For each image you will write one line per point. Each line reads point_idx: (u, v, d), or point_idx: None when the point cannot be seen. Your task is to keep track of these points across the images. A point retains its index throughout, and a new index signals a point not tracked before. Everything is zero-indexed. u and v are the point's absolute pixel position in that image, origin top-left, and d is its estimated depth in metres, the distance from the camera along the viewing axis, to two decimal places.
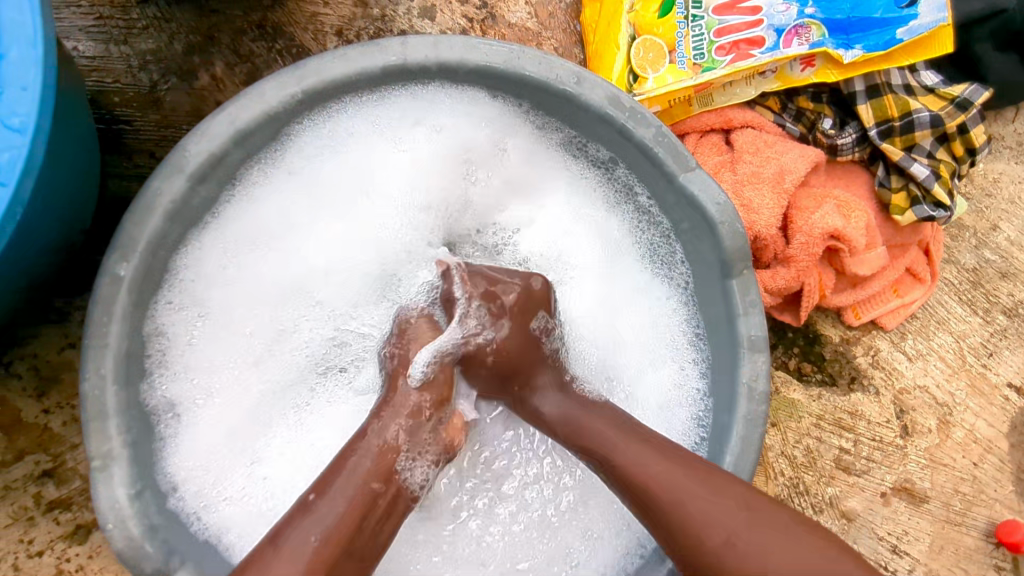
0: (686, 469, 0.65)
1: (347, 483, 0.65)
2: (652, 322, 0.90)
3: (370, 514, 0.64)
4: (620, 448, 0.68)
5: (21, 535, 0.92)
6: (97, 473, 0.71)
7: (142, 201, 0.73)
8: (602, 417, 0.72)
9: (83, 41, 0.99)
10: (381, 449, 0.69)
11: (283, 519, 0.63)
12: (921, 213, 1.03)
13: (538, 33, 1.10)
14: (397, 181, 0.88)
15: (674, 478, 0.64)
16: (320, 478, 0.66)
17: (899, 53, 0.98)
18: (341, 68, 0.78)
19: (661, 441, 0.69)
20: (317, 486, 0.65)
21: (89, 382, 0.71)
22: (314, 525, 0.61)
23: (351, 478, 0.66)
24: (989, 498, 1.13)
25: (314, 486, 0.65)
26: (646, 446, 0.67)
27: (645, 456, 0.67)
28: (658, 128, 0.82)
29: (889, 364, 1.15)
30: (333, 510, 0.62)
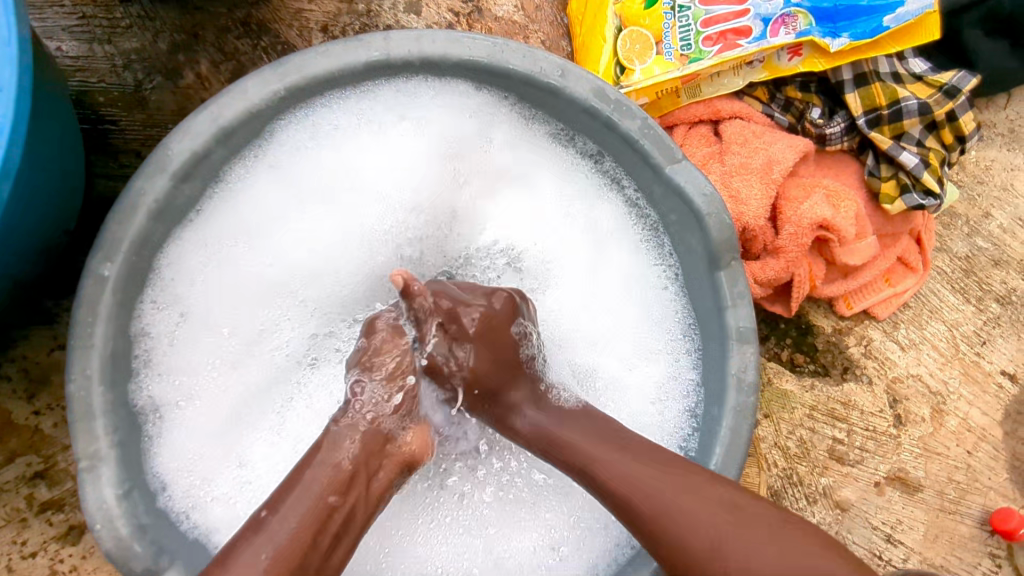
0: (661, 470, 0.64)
1: (300, 499, 0.62)
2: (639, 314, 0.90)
3: (319, 537, 0.60)
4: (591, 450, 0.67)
5: (13, 536, 0.92)
6: (84, 473, 0.71)
7: (124, 201, 0.72)
8: (585, 428, 0.70)
9: (66, 41, 0.98)
10: (336, 464, 0.65)
11: (231, 540, 0.61)
12: (911, 202, 1.03)
13: (525, 26, 1.09)
14: (382, 177, 0.88)
15: (655, 483, 0.63)
16: (274, 493, 0.64)
17: (886, 40, 0.98)
18: (323, 64, 0.77)
19: (639, 444, 0.68)
20: (270, 500, 0.62)
21: (75, 383, 0.71)
22: (264, 543, 0.59)
23: (294, 510, 0.61)
24: (983, 486, 1.13)
25: (268, 502, 0.63)
26: (621, 450, 0.67)
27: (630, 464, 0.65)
28: (644, 120, 0.82)
29: (881, 354, 1.15)
30: (284, 526, 0.60)
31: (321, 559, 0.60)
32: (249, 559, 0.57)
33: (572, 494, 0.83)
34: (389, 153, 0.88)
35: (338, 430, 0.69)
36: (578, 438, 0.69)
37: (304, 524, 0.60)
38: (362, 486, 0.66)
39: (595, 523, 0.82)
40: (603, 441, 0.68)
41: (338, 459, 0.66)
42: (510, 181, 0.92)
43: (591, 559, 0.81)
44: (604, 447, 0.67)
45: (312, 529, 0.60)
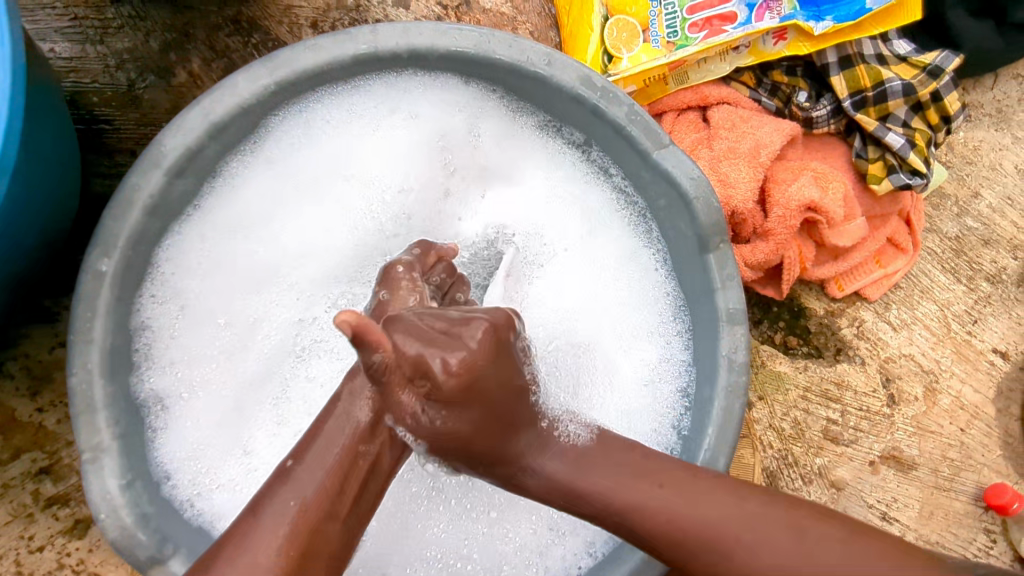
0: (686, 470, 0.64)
1: (326, 453, 0.62)
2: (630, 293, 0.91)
3: (343, 491, 0.61)
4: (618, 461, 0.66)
5: (20, 532, 0.93)
6: (88, 465, 0.72)
7: (120, 196, 0.74)
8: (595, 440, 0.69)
9: (58, 42, 0.99)
10: (355, 418, 0.64)
11: (262, 486, 0.62)
12: (898, 181, 1.04)
13: (513, 17, 1.10)
14: (373, 169, 0.89)
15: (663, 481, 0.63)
16: (301, 443, 0.64)
17: (869, 22, 1.00)
18: (312, 58, 0.78)
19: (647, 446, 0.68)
20: (294, 448, 0.63)
21: (76, 376, 0.73)
22: (293, 491, 0.60)
23: (313, 467, 0.61)
24: (977, 463, 1.15)
25: (295, 450, 0.64)
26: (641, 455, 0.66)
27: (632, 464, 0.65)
28: (630, 107, 0.82)
29: (874, 335, 1.16)
30: (312, 477, 0.61)
31: (351, 503, 0.62)
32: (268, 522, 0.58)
33: None
34: (381, 146, 0.89)
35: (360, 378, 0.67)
36: (586, 446, 0.68)
37: (331, 475, 0.61)
38: (389, 426, 0.65)
39: None
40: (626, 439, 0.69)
41: (357, 413, 0.64)
42: (501, 170, 0.93)
43: (590, 539, 0.83)
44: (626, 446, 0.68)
45: (336, 483, 0.61)
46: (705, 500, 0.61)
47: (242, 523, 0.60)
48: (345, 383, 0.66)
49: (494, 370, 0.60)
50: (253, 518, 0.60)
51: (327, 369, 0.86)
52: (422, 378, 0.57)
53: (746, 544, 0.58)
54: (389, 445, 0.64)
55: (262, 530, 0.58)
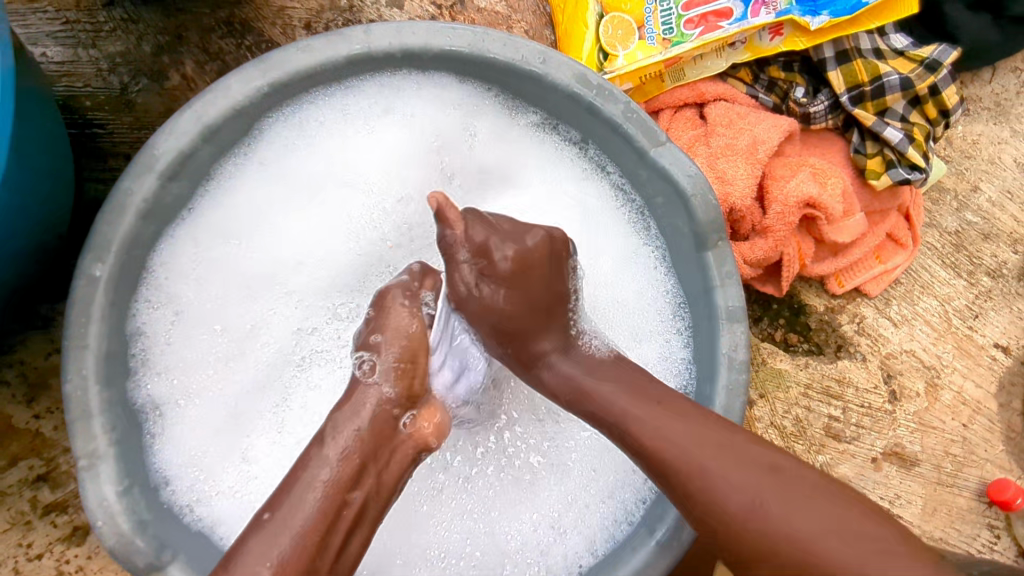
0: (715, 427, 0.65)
1: (304, 498, 0.62)
2: (630, 290, 0.90)
3: (326, 535, 0.61)
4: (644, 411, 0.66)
5: (18, 540, 0.93)
6: (84, 472, 0.72)
7: (113, 201, 0.73)
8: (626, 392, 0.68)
9: (51, 46, 0.99)
10: (337, 462, 0.64)
11: (239, 534, 0.60)
12: (897, 176, 1.03)
13: (508, 16, 1.10)
14: (369, 170, 0.88)
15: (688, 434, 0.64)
16: (275, 493, 0.63)
17: (866, 16, 0.99)
18: (305, 59, 0.78)
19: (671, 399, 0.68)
20: (269, 498, 0.62)
21: (71, 383, 0.72)
22: (267, 550, 0.58)
23: (293, 511, 0.61)
24: (980, 459, 1.14)
25: (269, 503, 0.62)
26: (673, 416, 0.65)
27: (676, 427, 0.64)
28: (627, 104, 0.82)
29: (875, 331, 1.15)
30: (287, 529, 0.60)
31: (333, 559, 0.61)
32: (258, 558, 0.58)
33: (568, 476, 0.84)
34: (375, 147, 0.88)
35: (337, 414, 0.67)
36: (613, 389, 0.69)
37: (312, 525, 0.60)
38: (372, 476, 0.66)
39: (592, 502, 0.83)
40: (640, 395, 0.68)
41: (333, 461, 0.64)
42: (497, 168, 0.92)
43: (591, 535, 0.82)
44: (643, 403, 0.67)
45: (320, 528, 0.60)
46: (724, 458, 0.61)
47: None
48: (330, 417, 0.67)
49: (546, 275, 0.75)
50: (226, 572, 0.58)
51: (327, 377, 0.85)
52: (480, 255, 0.72)
53: (762, 506, 0.59)
54: (386, 465, 0.67)
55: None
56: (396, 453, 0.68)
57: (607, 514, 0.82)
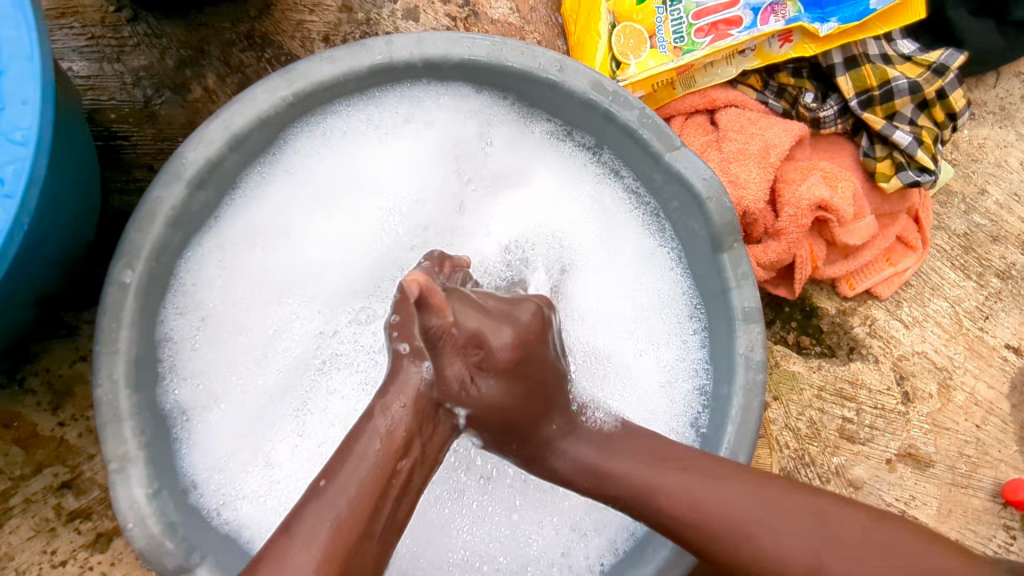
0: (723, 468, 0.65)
1: (359, 466, 0.60)
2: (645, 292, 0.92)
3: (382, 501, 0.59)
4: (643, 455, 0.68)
5: (43, 547, 0.94)
6: (115, 475, 0.73)
7: (144, 209, 0.75)
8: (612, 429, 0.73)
9: (77, 61, 1.01)
10: (390, 431, 0.62)
11: (296, 502, 0.59)
12: (907, 179, 1.05)
13: (521, 27, 1.12)
14: (388, 178, 0.90)
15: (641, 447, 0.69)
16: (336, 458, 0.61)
17: (874, 21, 1.01)
18: (328, 69, 0.80)
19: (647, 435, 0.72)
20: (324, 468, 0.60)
21: (102, 387, 0.73)
22: (327, 511, 0.57)
23: (351, 477, 0.59)
24: (994, 459, 1.15)
25: (324, 470, 0.60)
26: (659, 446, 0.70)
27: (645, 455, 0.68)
28: (641, 110, 0.84)
29: (886, 333, 1.16)
30: (345, 494, 0.58)
31: (385, 522, 0.59)
32: (312, 527, 0.56)
33: None
34: (394, 155, 0.90)
35: (385, 394, 0.64)
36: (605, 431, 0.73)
37: (366, 493, 0.58)
38: (419, 445, 0.63)
39: (613, 502, 0.84)
40: (629, 438, 0.72)
41: (391, 427, 0.62)
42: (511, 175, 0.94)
43: (611, 536, 0.83)
44: (631, 443, 0.70)
45: (376, 498, 0.59)
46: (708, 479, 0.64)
47: (274, 546, 0.56)
48: (377, 397, 0.64)
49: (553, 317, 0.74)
50: (284, 540, 0.56)
51: (347, 381, 0.86)
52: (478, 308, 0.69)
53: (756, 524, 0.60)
54: (430, 438, 0.65)
55: (299, 545, 0.55)
56: (439, 428, 0.66)
57: (629, 512, 0.84)
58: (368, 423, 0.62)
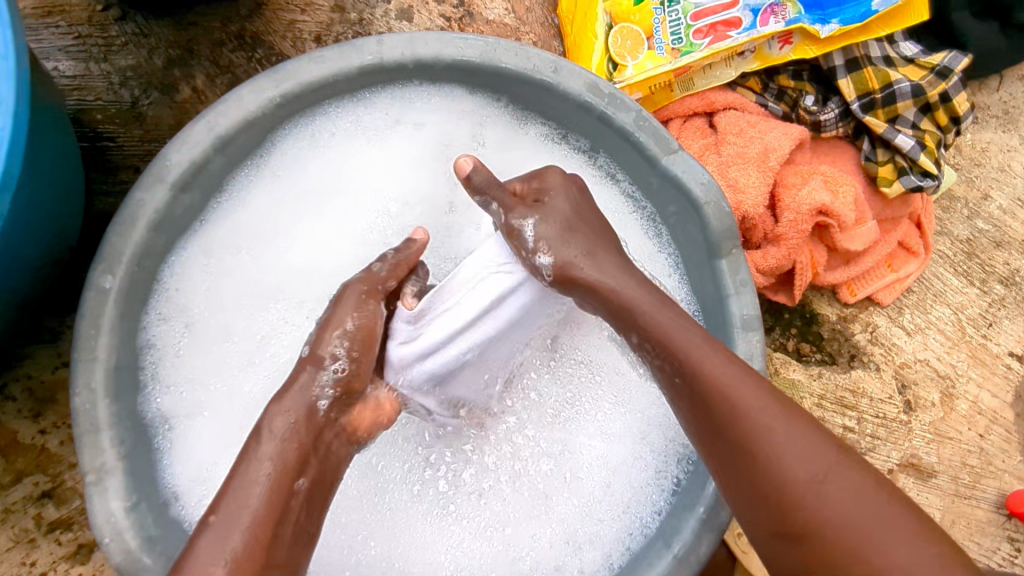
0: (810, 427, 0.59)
1: (249, 492, 0.60)
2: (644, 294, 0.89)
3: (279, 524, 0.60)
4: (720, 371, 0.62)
5: (23, 558, 0.91)
6: (92, 487, 0.70)
7: (124, 213, 0.73)
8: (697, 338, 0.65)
9: (62, 61, 0.99)
10: (278, 455, 0.63)
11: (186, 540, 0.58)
12: (909, 184, 1.03)
13: (516, 28, 1.10)
14: (378, 180, 0.88)
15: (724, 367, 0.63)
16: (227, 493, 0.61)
17: (876, 24, 0.99)
18: (317, 70, 0.78)
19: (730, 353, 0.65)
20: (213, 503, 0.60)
21: (80, 397, 0.71)
22: (219, 548, 0.56)
23: (246, 503, 0.59)
24: (997, 470, 1.12)
25: (211, 506, 0.60)
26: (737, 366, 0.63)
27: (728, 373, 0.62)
28: (638, 112, 0.82)
29: (888, 340, 1.14)
30: (237, 524, 0.58)
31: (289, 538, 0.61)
32: (211, 558, 0.56)
33: (580, 487, 0.84)
34: (385, 157, 0.88)
35: (273, 409, 0.67)
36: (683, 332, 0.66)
37: (262, 520, 0.59)
38: (314, 463, 0.66)
39: (607, 515, 0.83)
40: (710, 346, 0.65)
41: (271, 455, 0.63)
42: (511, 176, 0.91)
43: (607, 550, 0.81)
44: (712, 355, 0.64)
45: (273, 523, 0.59)
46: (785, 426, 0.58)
47: None
48: (265, 413, 0.67)
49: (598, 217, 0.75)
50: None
51: None
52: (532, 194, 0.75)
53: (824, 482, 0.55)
54: (325, 456, 0.68)
55: None
56: (330, 447, 0.69)
57: (623, 525, 0.82)
58: (256, 446, 0.64)
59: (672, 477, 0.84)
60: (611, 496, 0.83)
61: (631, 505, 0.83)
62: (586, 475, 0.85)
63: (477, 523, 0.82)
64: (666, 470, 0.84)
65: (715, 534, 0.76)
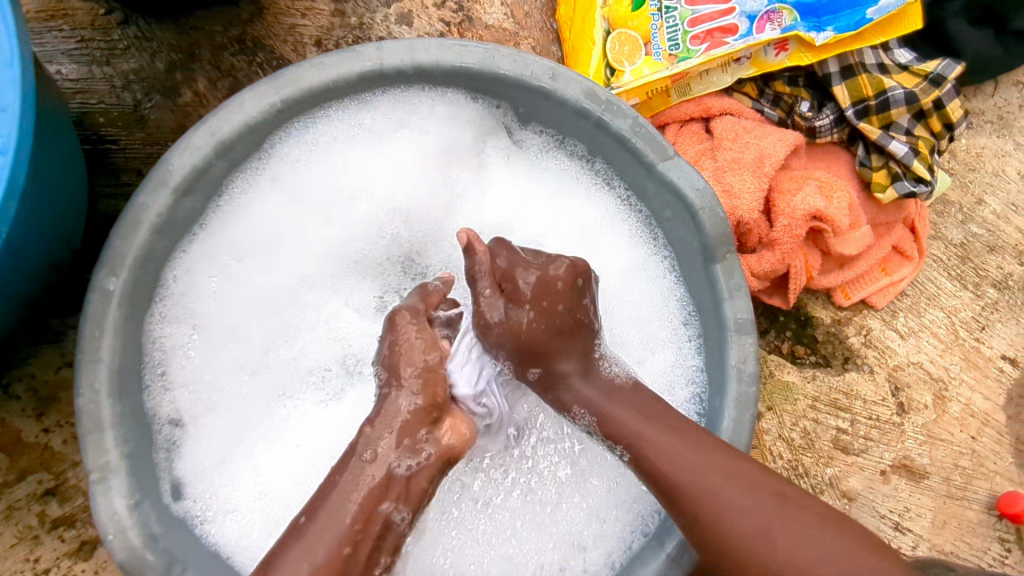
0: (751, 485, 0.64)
1: (340, 506, 0.65)
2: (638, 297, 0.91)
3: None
4: (676, 447, 0.68)
5: (26, 554, 0.93)
6: (96, 485, 0.72)
7: (128, 215, 0.74)
8: (633, 412, 0.73)
9: (65, 64, 1.00)
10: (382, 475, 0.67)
11: (279, 543, 0.65)
12: (903, 189, 1.04)
13: (515, 32, 1.11)
14: (380, 186, 0.89)
15: (676, 449, 0.68)
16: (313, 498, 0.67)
17: (869, 32, 1.00)
18: (317, 76, 0.79)
19: (684, 427, 0.71)
20: (309, 505, 0.66)
21: (84, 397, 0.72)
22: (306, 552, 0.62)
23: (326, 525, 0.64)
24: (989, 471, 1.14)
25: (308, 507, 0.67)
26: (698, 445, 0.69)
27: (683, 450, 0.68)
28: (634, 119, 0.83)
29: (882, 343, 1.15)
30: (322, 537, 0.63)
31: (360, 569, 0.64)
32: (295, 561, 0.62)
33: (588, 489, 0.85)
34: (386, 159, 0.89)
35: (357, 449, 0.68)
36: (624, 414, 0.73)
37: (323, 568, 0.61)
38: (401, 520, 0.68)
39: (610, 515, 0.84)
40: (651, 421, 0.72)
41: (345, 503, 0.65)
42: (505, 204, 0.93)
43: (609, 549, 0.83)
44: (660, 433, 0.70)
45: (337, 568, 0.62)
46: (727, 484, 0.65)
47: None
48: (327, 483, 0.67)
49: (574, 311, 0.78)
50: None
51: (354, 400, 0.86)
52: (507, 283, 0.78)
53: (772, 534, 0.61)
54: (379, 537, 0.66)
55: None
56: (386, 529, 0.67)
57: (626, 522, 0.83)
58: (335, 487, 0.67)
59: None
60: (614, 494, 0.84)
61: (633, 502, 0.84)
62: (594, 478, 0.85)
63: (482, 531, 0.83)
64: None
65: None
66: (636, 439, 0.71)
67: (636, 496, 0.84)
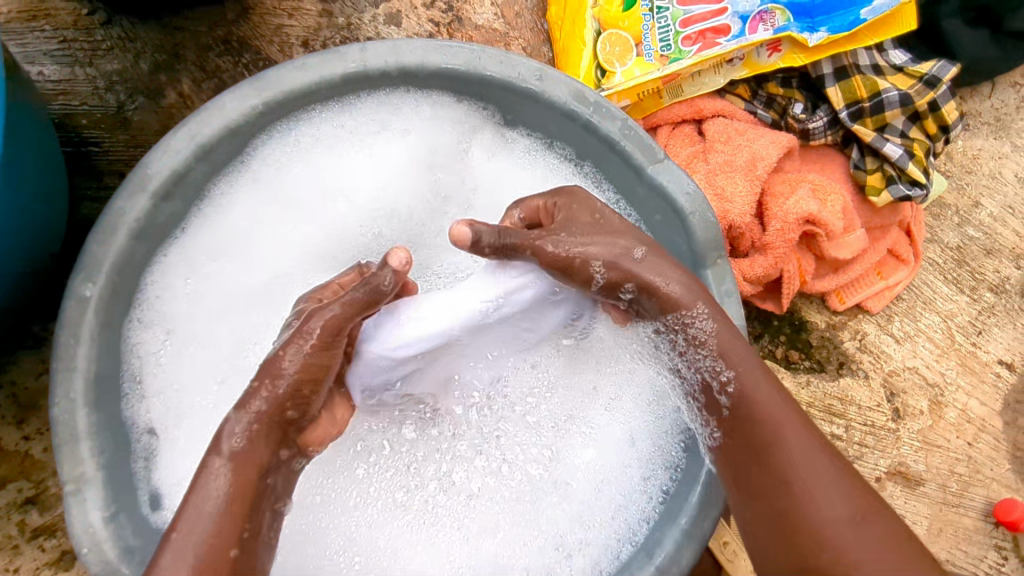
0: (847, 479, 0.63)
1: (203, 510, 0.61)
2: None
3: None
4: (784, 418, 0.67)
5: (5, 564, 0.91)
6: (70, 497, 0.70)
7: (105, 220, 0.72)
8: (759, 371, 0.71)
9: (47, 65, 0.98)
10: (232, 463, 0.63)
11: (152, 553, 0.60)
12: (897, 192, 1.02)
13: (505, 33, 1.10)
14: (364, 189, 0.87)
15: (788, 423, 0.67)
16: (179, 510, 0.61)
17: (864, 32, 0.99)
18: (300, 77, 0.78)
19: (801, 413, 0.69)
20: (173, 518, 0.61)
21: (59, 407, 0.71)
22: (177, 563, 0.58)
23: (197, 528, 0.60)
24: (986, 478, 1.12)
25: (173, 519, 0.61)
26: (807, 424, 0.67)
27: (796, 430, 0.66)
28: (624, 121, 0.81)
29: (877, 348, 1.14)
30: (193, 544, 0.59)
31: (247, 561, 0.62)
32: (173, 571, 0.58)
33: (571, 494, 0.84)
34: (371, 161, 0.87)
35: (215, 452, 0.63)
36: (747, 370, 0.70)
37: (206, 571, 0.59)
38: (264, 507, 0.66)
39: (595, 523, 0.82)
40: (773, 388, 0.70)
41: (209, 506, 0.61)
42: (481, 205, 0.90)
43: (596, 558, 0.81)
44: (777, 400, 0.69)
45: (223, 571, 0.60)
46: (824, 473, 0.63)
47: None
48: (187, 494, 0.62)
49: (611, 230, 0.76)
50: None
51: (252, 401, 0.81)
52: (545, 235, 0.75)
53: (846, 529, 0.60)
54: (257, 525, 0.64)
55: None
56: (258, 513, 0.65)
57: (613, 531, 0.82)
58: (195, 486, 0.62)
59: (659, 486, 0.83)
60: (599, 501, 0.83)
61: (620, 509, 0.83)
62: (576, 482, 0.84)
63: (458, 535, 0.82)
64: (653, 476, 0.84)
65: (696, 545, 0.77)
66: (747, 395, 0.69)
67: (622, 502, 0.83)
